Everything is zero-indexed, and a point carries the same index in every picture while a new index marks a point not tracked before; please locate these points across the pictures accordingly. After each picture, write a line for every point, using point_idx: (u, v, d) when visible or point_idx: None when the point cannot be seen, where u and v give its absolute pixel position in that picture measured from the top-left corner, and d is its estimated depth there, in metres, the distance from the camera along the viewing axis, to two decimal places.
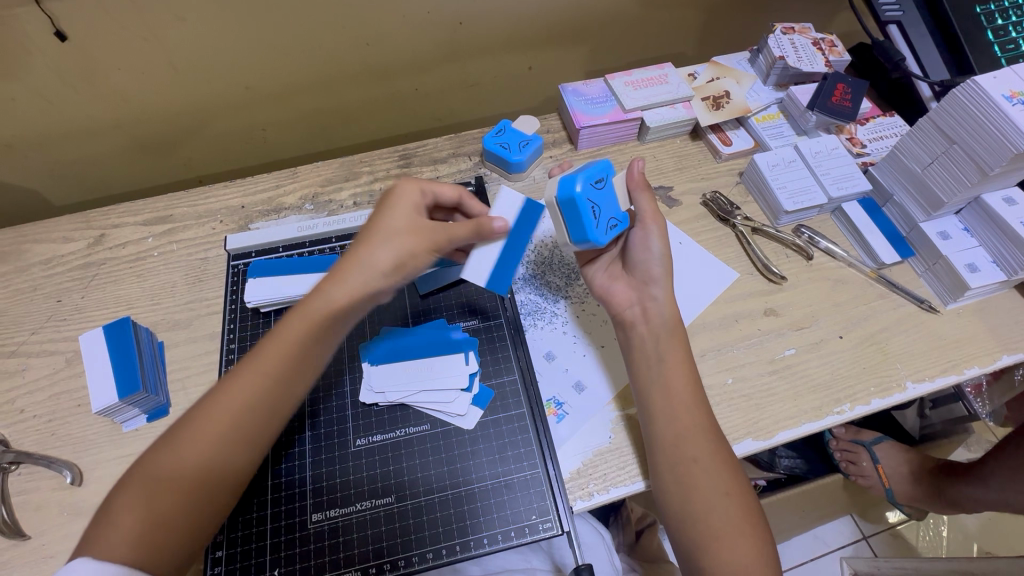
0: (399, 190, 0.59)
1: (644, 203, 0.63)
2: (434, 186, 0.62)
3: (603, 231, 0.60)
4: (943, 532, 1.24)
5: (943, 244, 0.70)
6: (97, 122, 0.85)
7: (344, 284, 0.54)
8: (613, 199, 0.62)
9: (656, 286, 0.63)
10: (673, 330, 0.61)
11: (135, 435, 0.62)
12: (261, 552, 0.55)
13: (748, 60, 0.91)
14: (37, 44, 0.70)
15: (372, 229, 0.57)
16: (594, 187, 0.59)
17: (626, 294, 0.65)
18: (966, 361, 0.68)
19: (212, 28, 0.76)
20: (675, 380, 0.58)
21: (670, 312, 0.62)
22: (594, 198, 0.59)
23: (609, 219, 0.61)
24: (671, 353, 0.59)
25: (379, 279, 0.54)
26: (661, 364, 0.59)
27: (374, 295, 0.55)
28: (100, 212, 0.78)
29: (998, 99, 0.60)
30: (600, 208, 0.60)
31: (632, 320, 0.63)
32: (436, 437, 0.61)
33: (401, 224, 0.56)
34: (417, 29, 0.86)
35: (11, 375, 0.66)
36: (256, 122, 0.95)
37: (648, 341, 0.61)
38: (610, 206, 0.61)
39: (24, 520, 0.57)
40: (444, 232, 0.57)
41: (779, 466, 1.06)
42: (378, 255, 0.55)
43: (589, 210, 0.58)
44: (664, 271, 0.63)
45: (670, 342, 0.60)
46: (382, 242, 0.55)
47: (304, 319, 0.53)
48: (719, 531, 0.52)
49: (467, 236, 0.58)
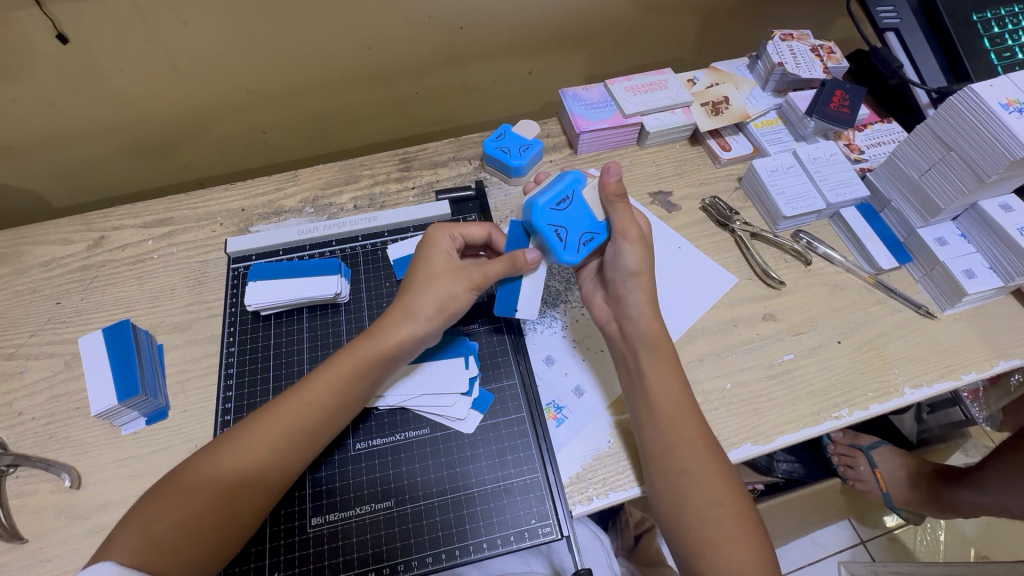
0: (430, 241, 0.63)
1: (619, 217, 0.61)
2: (463, 229, 0.65)
3: (573, 252, 0.61)
4: (940, 536, 1.25)
5: (941, 250, 0.71)
6: (98, 124, 0.85)
7: (392, 329, 0.58)
8: (584, 212, 0.62)
9: (630, 304, 0.62)
10: (654, 346, 0.60)
11: (134, 438, 0.62)
12: (260, 557, 0.55)
13: (747, 66, 0.91)
14: (39, 47, 0.70)
15: (413, 278, 0.61)
16: (556, 209, 0.60)
17: (604, 308, 0.66)
18: (963, 367, 0.68)
19: (213, 31, 0.76)
20: (660, 395, 0.58)
21: (649, 331, 0.61)
22: (555, 222, 0.60)
23: (580, 237, 0.61)
24: (652, 369, 0.59)
25: (423, 321, 0.58)
26: (642, 379, 0.59)
27: (420, 335, 0.59)
28: (101, 214, 0.78)
29: (994, 106, 0.61)
30: (568, 229, 0.61)
31: (611, 335, 0.64)
32: (436, 441, 0.61)
33: (439, 270, 0.60)
34: (418, 33, 0.86)
35: (10, 377, 0.66)
36: (258, 125, 0.95)
37: (628, 357, 0.61)
38: (581, 222, 0.62)
39: (23, 523, 0.57)
40: (478, 270, 0.60)
41: (777, 471, 1.06)
42: (421, 300, 0.59)
43: (553, 235, 0.60)
44: (637, 288, 0.61)
45: (651, 358, 0.60)
46: (424, 288, 0.59)
47: (350, 356, 0.57)
48: (716, 537, 0.52)
49: (501, 270, 0.59)
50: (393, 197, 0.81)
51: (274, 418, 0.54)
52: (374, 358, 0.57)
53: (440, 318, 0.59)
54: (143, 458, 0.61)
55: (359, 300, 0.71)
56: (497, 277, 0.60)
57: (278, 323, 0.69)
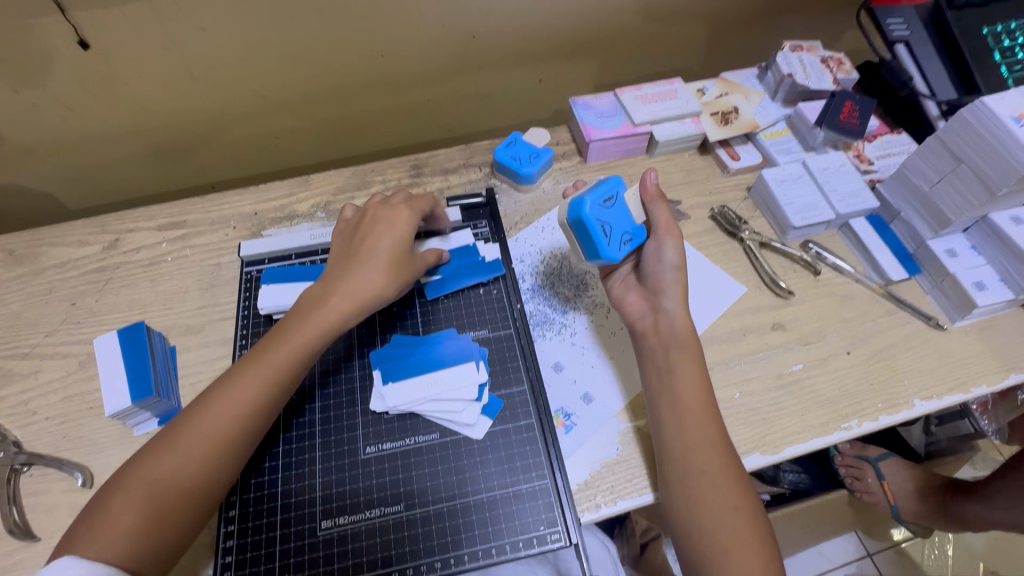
0: (387, 216, 0.65)
1: (660, 215, 0.64)
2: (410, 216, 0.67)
3: (616, 248, 0.62)
4: (948, 551, 1.23)
5: (951, 262, 0.71)
6: (114, 128, 0.86)
7: (344, 299, 0.60)
8: (625, 213, 0.64)
9: (667, 298, 0.63)
10: (684, 342, 0.61)
11: (146, 439, 0.62)
12: (270, 558, 0.55)
13: (757, 76, 0.92)
14: (61, 53, 0.72)
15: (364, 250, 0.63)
16: (603, 205, 0.62)
17: (638, 305, 0.66)
18: (973, 379, 0.68)
19: (230, 38, 0.77)
20: (684, 394, 0.58)
21: (682, 324, 0.62)
22: (603, 217, 0.62)
23: (623, 235, 0.63)
24: (681, 365, 0.59)
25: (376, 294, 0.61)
26: (670, 376, 0.59)
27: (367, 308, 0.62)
28: (116, 217, 0.80)
29: (1005, 119, 0.61)
30: (613, 226, 0.62)
31: (643, 331, 0.64)
32: (445, 446, 0.61)
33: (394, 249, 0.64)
34: (430, 41, 0.87)
35: (25, 376, 0.66)
36: (270, 130, 0.96)
37: (658, 352, 0.61)
38: (624, 221, 0.64)
39: (35, 522, 0.58)
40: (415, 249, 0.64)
41: (783, 481, 1.04)
42: (373, 276, 0.62)
43: (600, 229, 0.61)
44: (675, 282, 0.63)
45: (680, 356, 0.60)
46: (376, 262, 0.62)
47: (302, 325, 0.59)
48: (726, 546, 0.52)
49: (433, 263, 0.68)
50: None
51: (239, 386, 0.55)
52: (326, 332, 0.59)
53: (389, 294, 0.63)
54: None
55: None
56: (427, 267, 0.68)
57: None
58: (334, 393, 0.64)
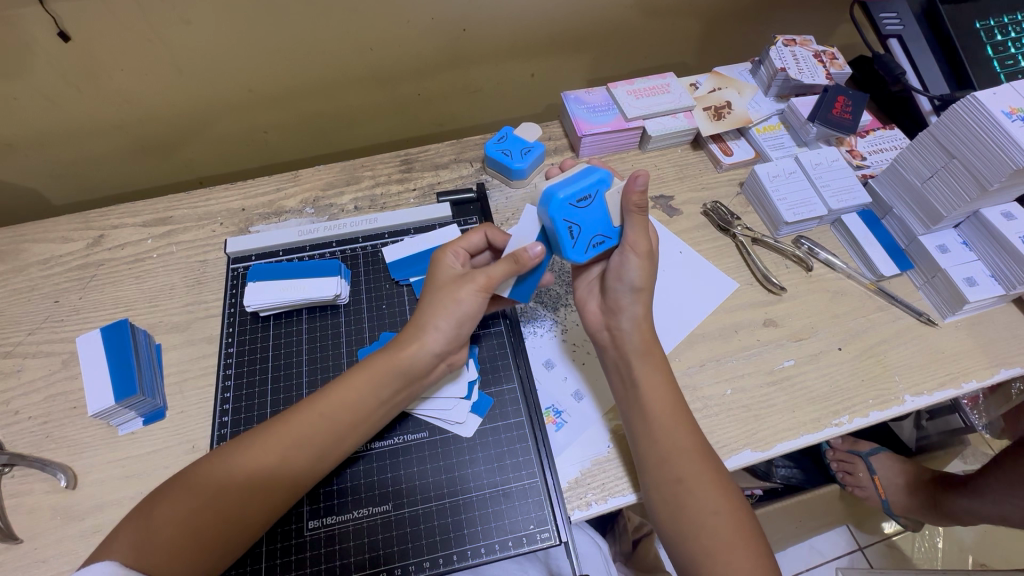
0: (433, 262, 0.64)
1: (632, 227, 0.60)
2: (463, 241, 0.65)
3: (580, 250, 0.60)
4: (938, 543, 1.24)
5: (942, 257, 0.71)
6: (99, 122, 0.85)
7: (406, 343, 0.57)
8: (601, 213, 0.60)
9: (624, 316, 0.62)
10: (644, 354, 0.60)
11: (131, 439, 0.62)
12: (256, 560, 0.54)
13: (749, 71, 0.91)
14: (41, 45, 0.70)
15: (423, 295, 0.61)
16: (575, 204, 0.57)
17: (598, 314, 0.66)
18: (964, 375, 0.68)
19: (215, 31, 0.76)
20: (654, 405, 0.58)
21: (639, 340, 0.61)
22: (573, 217, 0.58)
23: (591, 238, 0.60)
24: (646, 377, 0.59)
25: (435, 331, 0.57)
26: (634, 388, 0.59)
27: (434, 344, 0.58)
28: (100, 213, 0.78)
29: (997, 115, 0.61)
30: (581, 227, 0.59)
31: (601, 343, 0.64)
32: (435, 445, 0.61)
33: (445, 283, 0.60)
34: (420, 34, 0.86)
35: (7, 375, 0.65)
36: (258, 124, 0.95)
37: (619, 363, 0.62)
38: (597, 223, 0.60)
39: (17, 523, 0.57)
40: (482, 273, 0.59)
41: (776, 476, 1.05)
42: (430, 314, 0.58)
43: (566, 230, 0.58)
44: (635, 302, 0.62)
45: (644, 367, 0.60)
46: (432, 301, 0.59)
47: (368, 369, 0.56)
48: (712, 548, 0.51)
49: (506, 274, 0.58)
50: (395, 199, 0.81)
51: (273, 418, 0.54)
52: (388, 372, 0.56)
53: (451, 327, 0.58)
54: (141, 459, 0.60)
55: (359, 303, 0.71)
56: (501, 279, 0.59)
57: (277, 323, 0.69)
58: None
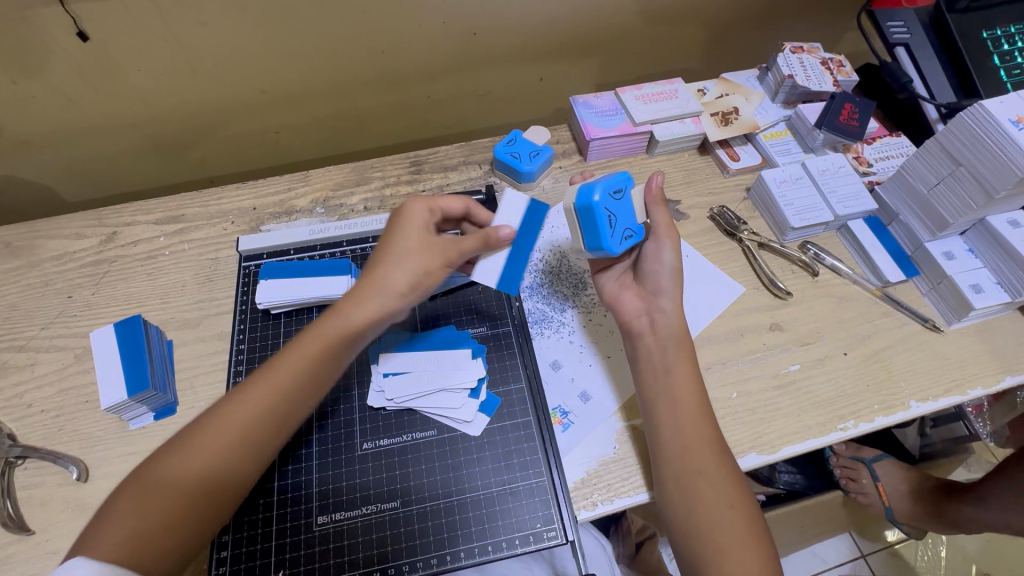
0: (407, 213, 0.62)
1: (660, 216, 0.63)
2: (441, 202, 0.65)
3: (616, 240, 0.60)
4: (942, 552, 1.24)
5: (948, 264, 0.71)
6: (113, 121, 0.86)
7: (368, 298, 0.57)
8: (631, 210, 0.63)
9: (664, 299, 0.63)
10: (681, 343, 0.61)
11: (141, 433, 0.62)
12: (266, 554, 0.55)
13: (757, 77, 0.92)
14: (59, 44, 0.71)
15: (387, 250, 0.60)
16: (611, 197, 0.60)
17: (635, 303, 0.65)
18: (969, 382, 0.68)
19: (231, 32, 0.77)
20: (682, 394, 0.58)
21: (678, 325, 0.62)
22: (611, 207, 0.60)
23: (625, 231, 0.62)
24: (678, 365, 0.60)
25: (399, 289, 0.58)
26: (667, 376, 0.59)
27: (393, 311, 0.58)
28: (113, 210, 0.79)
29: (1004, 123, 0.61)
30: (618, 218, 0.61)
31: (639, 331, 0.63)
32: (442, 443, 0.61)
33: (412, 245, 0.60)
34: (432, 37, 0.87)
35: (20, 369, 0.66)
36: (271, 124, 0.96)
37: (655, 352, 0.61)
38: (627, 217, 0.62)
39: (29, 515, 0.57)
40: (453, 247, 0.61)
41: (778, 482, 1.06)
42: (394, 276, 0.58)
43: (606, 219, 0.60)
44: (674, 284, 0.63)
45: (677, 355, 0.60)
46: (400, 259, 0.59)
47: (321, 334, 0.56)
48: (724, 545, 0.52)
49: (475, 248, 0.62)
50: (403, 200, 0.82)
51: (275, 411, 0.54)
52: (343, 338, 0.56)
53: (414, 294, 0.59)
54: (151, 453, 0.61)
55: None
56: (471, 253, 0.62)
57: (288, 321, 0.70)
58: (329, 407, 0.63)
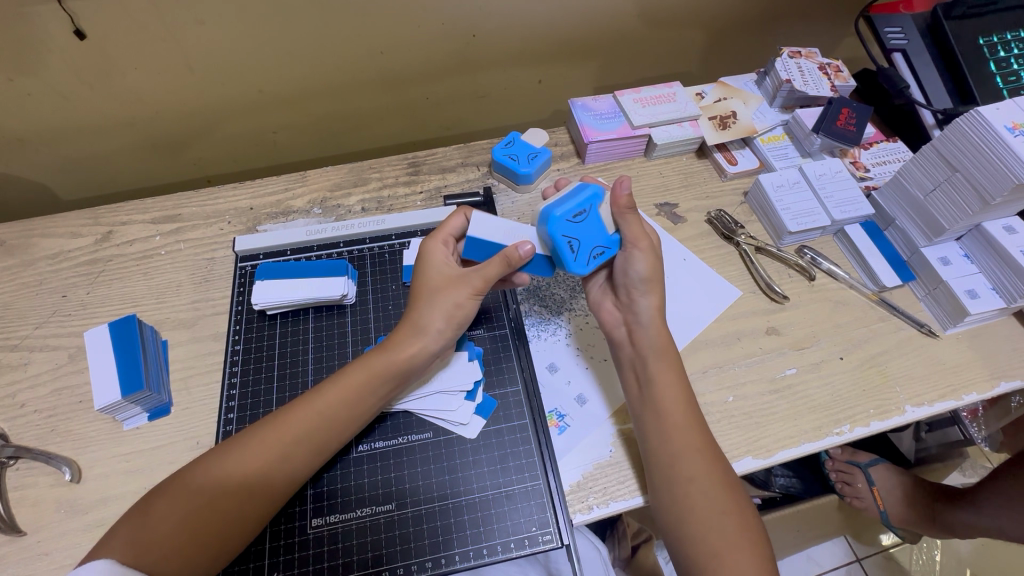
0: (424, 253, 0.63)
1: (629, 228, 0.62)
2: (449, 228, 0.65)
3: (585, 261, 0.60)
4: (936, 556, 1.24)
5: (944, 269, 0.71)
6: (111, 119, 0.86)
7: (403, 343, 0.58)
8: (597, 225, 0.61)
9: (641, 310, 0.62)
10: (661, 353, 0.60)
11: (135, 434, 0.62)
12: (260, 557, 0.55)
13: (755, 82, 0.92)
14: (56, 42, 0.71)
15: (416, 294, 0.61)
16: (570, 220, 0.59)
17: (614, 313, 0.66)
18: (964, 387, 0.68)
19: (229, 32, 0.77)
20: (666, 403, 0.58)
21: (658, 336, 0.61)
22: (572, 233, 0.59)
23: (592, 249, 0.61)
24: (659, 374, 0.59)
25: (434, 333, 0.59)
26: (649, 386, 0.59)
27: (434, 344, 0.59)
28: (109, 209, 0.79)
29: (999, 130, 0.61)
30: (581, 240, 0.60)
31: (619, 341, 0.64)
32: (439, 445, 0.61)
33: (440, 282, 0.60)
34: (431, 39, 0.87)
35: (12, 368, 0.66)
36: (268, 124, 0.96)
37: (635, 362, 0.62)
38: (593, 234, 0.61)
39: (21, 516, 0.57)
40: (478, 275, 0.59)
41: (774, 485, 1.07)
42: (428, 316, 0.59)
43: (566, 246, 0.59)
44: (648, 294, 0.62)
45: (659, 364, 0.60)
46: (428, 301, 0.59)
47: (364, 367, 0.57)
48: (719, 549, 0.52)
49: (501, 273, 0.59)
50: (401, 201, 0.82)
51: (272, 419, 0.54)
52: (378, 366, 0.57)
53: (452, 326, 0.59)
54: (145, 454, 0.61)
55: (365, 304, 0.71)
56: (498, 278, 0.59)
57: (284, 322, 0.69)
58: None
